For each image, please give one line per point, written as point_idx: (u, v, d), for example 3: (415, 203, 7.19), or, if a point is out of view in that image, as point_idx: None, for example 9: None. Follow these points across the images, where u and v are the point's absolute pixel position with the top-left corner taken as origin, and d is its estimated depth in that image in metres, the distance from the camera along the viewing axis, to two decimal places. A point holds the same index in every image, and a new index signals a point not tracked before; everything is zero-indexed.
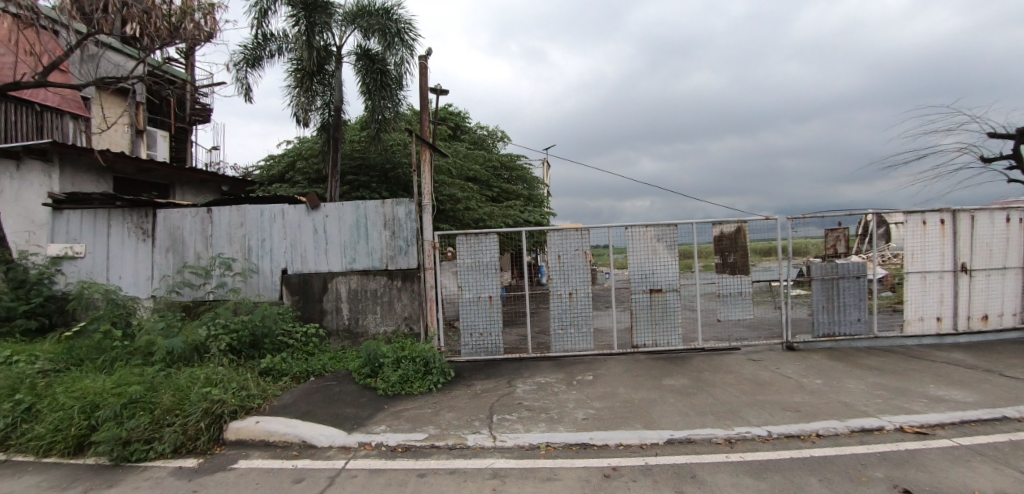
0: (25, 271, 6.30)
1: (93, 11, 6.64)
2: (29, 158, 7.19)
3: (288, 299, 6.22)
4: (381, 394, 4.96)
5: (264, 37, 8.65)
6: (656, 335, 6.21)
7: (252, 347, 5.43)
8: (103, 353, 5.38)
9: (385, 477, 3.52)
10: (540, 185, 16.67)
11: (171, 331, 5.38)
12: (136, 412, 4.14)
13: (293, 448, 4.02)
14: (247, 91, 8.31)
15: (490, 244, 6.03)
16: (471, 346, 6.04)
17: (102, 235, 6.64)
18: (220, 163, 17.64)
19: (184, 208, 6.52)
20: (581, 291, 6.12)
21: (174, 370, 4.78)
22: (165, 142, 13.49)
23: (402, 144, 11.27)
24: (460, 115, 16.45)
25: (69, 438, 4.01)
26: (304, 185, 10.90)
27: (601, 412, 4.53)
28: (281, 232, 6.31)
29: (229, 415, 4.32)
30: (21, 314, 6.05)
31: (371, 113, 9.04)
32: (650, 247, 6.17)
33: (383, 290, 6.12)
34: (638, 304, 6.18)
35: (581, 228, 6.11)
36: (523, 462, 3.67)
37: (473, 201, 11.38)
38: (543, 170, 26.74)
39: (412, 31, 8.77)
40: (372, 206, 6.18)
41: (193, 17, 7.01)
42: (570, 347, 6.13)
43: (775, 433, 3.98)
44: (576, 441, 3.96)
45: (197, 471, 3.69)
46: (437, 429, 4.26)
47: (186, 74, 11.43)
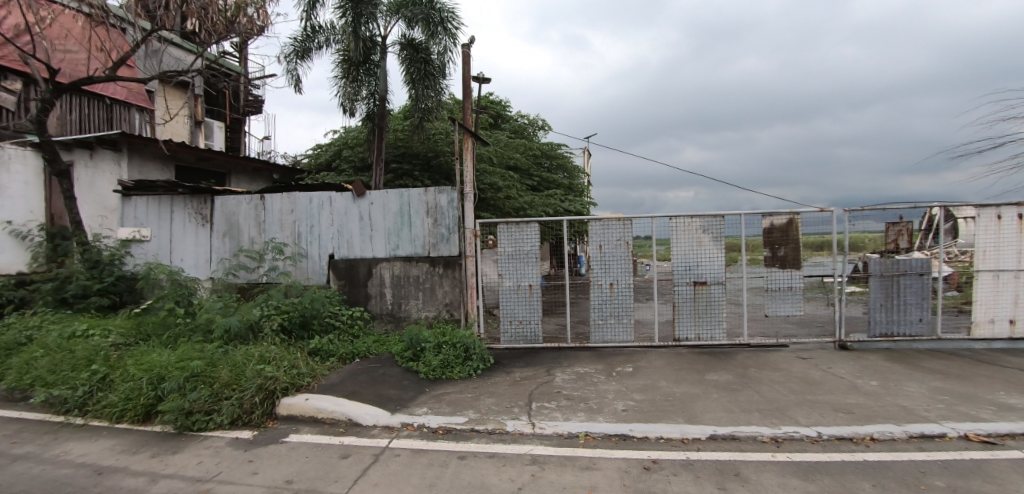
0: (99, 252, 6.78)
1: (156, 8, 7.00)
2: (101, 148, 7.82)
3: (335, 283, 6.43)
4: (423, 378, 5.06)
5: (313, 29, 8.90)
6: (700, 328, 6.03)
7: (301, 328, 5.67)
8: (168, 329, 5.75)
9: (426, 457, 3.60)
10: (580, 175, 16.45)
11: (228, 311, 5.66)
12: (197, 385, 4.42)
13: (340, 425, 4.18)
14: (297, 82, 8.61)
15: (531, 233, 6.01)
16: (511, 333, 6.06)
17: (166, 220, 7.10)
18: (272, 152, 18.47)
19: (240, 195, 6.84)
20: (622, 282, 6.02)
21: (231, 348, 5.05)
22: (222, 133, 14.21)
23: (445, 132, 11.44)
24: (502, 103, 16.43)
25: (138, 407, 4.34)
26: (350, 174, 11.26)
27: (642, 404, 4.46)
28: (328, 219, 6.52)
29: (281, 392, 4.53)
30: (95, 292, 6.54)
31: (415, 102, 9.18)
32: (695, 239, 5.97)
33: (425, 276, 6.22)
34: (681, 297, 6.02)
35: (623, 218, 6.00)
36: (562, 450, 3.66)
37: (514, 190, 11.39)
38: (585, 159, 26.39)
39: (455, 20, 8.75)
40: (415, 194, 6.29)
41: (246, 12, 7.28)
42: (610, 338, 6.06)
43: (826, 435, 3.79)
44: (615, 432, 3.91)
45: (252, 442, 3.91)
46: (477, 414, 4.32)
47: (240, 67, 11.95)
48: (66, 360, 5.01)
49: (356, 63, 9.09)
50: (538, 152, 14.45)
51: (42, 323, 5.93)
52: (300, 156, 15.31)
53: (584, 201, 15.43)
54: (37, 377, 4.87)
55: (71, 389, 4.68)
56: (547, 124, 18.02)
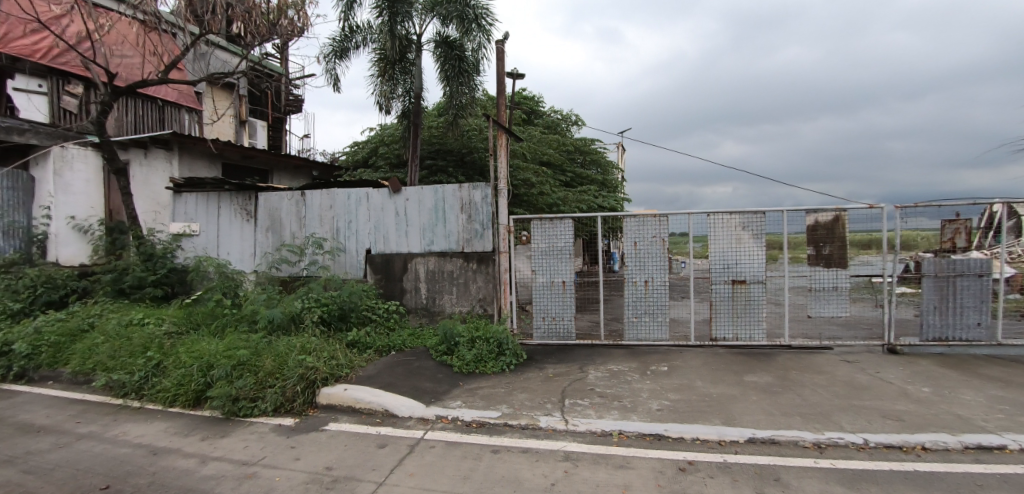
0: (153, 246, 7.18)
1: (204, 13, 7.30)
2: (154, 147, 8.29)
3: (371, 277, 6.59)
4: (457, 372, 5.13)
5: (351, 29, 9.12)
6: (739, 328, 5.86)
7: (340, 320, 5.84)
8: (216, 319, 6.02)
9: (460, 450, 3.65)
10: (614, 171, 16.21)
11: (272, 302, 5.88)
12: (243, 373, 4.62)
13: (377, 416, 4.29)
14: (335, 81, 8.84)
15: (564, 229, 5.97)
16: (544, 330, 6.06)
17: (213, 216, 7.45)
18: (311, 150, 19.09)
19: (282, 191, 7.10)
20: (657, 279, 5.91)
21: (274, 338, 5.24)
22: (264, 132, 14.77)
23: (479, 129, 11.52)
24: (534, 99, 16.38)
25: (189, 392, 4.58)
26: (386, 171, 11.50)
27: (677, 404, 4.37)
28: (365, 215, 6.69)
29: (321, 382, 4.67)
30: (150, 283, 6.93)
31: (449, 98, 9.27)
32: (733, 236, 5.80)
33: (459, 272, 6.29)
34: (719, 295, 5.87)
35: (659, 215, 5.89)
36: (595, 448, 3.63)
37: (547, 186, 11.35)
38: (619, 155, 25.98)
39: (489, 16, 8.79)
40: (449, 190, 6.35)
41: (288, 14, 7.54)
42: (644, 336, 5.97)
43: (874, 442, 3.61)
44: (650, 431, 3.85)
45: (294, 429, 4.06)
46: (510, 408, 4.34)
47: (281, 68, 12.37)
48: (124, 347, 5.34)
49: (392, 61, 9.26)
50: (572, 148, 14.33)
51: (104, 312, 6.34)
52: (337, 154, 15.75)
53: (618, 197, 15.21)
54: (99, 363, 5.22)
55: (129, 374, 4.99)
56: (581, 119, 17.83)
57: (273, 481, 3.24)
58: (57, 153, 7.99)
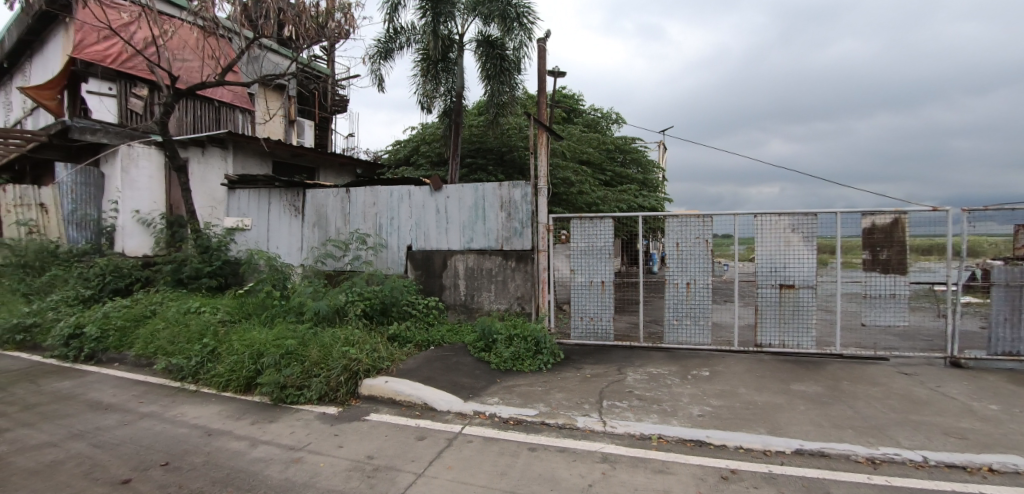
0: (209, 239, 7.62)
1: (258, 17, 7.63)
2: (211, 146, 8.80)
3: (412, 273, 6.75)
4: (495, 368, 5.17)
5: (395, 30, 9.32)
6: (786, 334, 5.63)
7: (381, 314, 6.00)
8: (265, 310, 6.30)
9: (497, 446, 3.67)
10: (655, 169, 15.88)
11: (318, 295, 6.10)
12: (291, 362, 4.83)
13: (417, 409, 4.37)
14: (380, 82, 9.08)
15: (604, 228, 5.88)
16: (582, 329, 6.00)
17: (264, 211, 7.82)
18: (355, 148, 19.72)
19: (328, 188, 7.37)
20: (699, 281, 5.77)
21: (320, 330, 5.44)
22: (312, 131, 15.33)
23: (519, 127, 11.53)
24: (574, 97, 16.28)
25: (241, 378, 4.83)
26: (427, 169, 11.73)
27: (720, 410, 4.24)
28: (407, 212, 6.85)
29: (364, 373, 4.82)
30: (206, 274, 7.35)
31: (490, 97, 9.34)
32: (782, 238, 5.57)
33: (499, 269, 6.33)
34: (765, 299, 5.66)
35: (702, 215, 5.75)
36: (634, 451, 3.58)
37: (587, 184, 11.27)
38: (660, 154, 25.34)
39: (531, 15, 8.77)
40: (490, 188, 6.40)
41: (335, 17, 7.82)
42: (685, 339, 5.83)
43: (935, 460, 3.38)
44: (691, 437, 3.75)
45: (338, 417, 4.20)
46: (548, 407, 4.33)
47: (327, 69, 12.80)
48: (182, 333, 5.69)
49: (435, 60, 9.42)
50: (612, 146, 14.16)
51: (164, 300, 6.77)
52: (380, 152, 16.16)
53: (659, 197, 14.89)
54: (160, 347, 5.58)
55: (186, 359, 5.31)
56: (621, 117, 17.58)
57: (317, 466, 3.36)
58: (124, 152, 8.56)
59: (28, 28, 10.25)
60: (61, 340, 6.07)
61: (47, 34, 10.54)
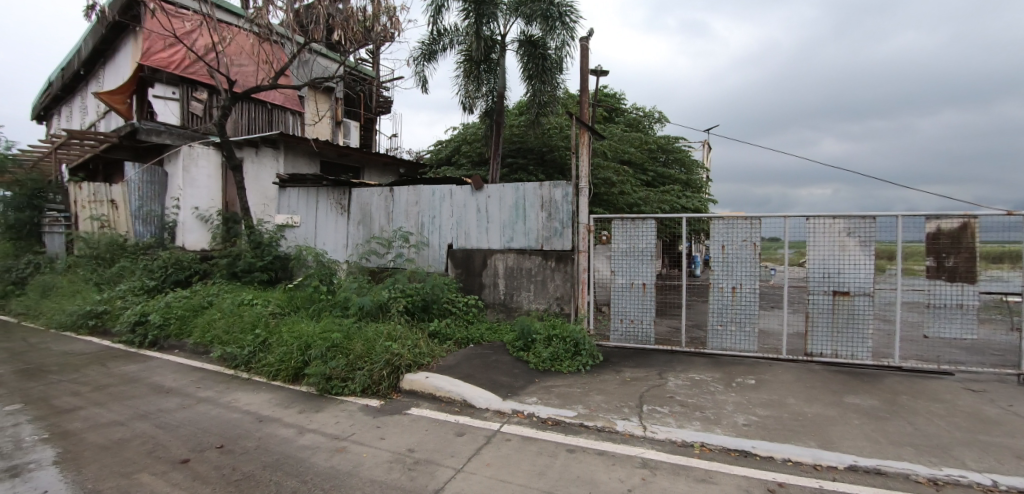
0: (261, 235, 8.02)
1: (309, 23, 7.93)
2: (264, 146, 9.27)
3: (452, 272, 6.88)
4: (533, 368, 5.19)
5: (439, 32, 9.49)
6: (840, 344, 5.35)
7: (423, 310, 6.13)
8: (313, 303, 6.57)
9: (536, 446, 3.68)
10: (699, 170, 15.44)
11: (362, 291, 6.31)
12: (336, 354, 5.02)
13: (456, 405, 4.45)
14: (423, 83, 9.26)
15: (646, 229, 5.76)
16: (621, 332, 5.91)
17: (313, 209, 8.18)
18: (397, 148, 20.23)
19: (372, 187, 7.61)
20: (746, 286, 5.59)
21: (364, 324, 5.63)
22: (358, 131, 15.82)
23: (560, 127, 11.49)
24: (616, 96, 16.06)
25: (290, 368, 5.06)
26: (468, 168, 11.89)
27: (766, 420, 4.07)
28: (448, 211, 6.99)
29: (405, 368, 4.94)
30: (258, 268, 7.74)
31: (532, 97, 9.34)
32: (836, 243, 5.30)
33: (538, 269, 6.34)
34: (817, 307, 5.40)
35: (750, 217, 5.62)
36: (675, 458, 3.49)
37: (628, 185, 11.12)
38: (705, 153, 24.55)
39: (573, 13, 8.75)
40: (530, 187, 6.41)
41: (382, 21, 8.05)
42: (729, 346, 5.67)
43: (1007, 485, 3.11)
44: (735, 446, 3.62)
45: (380, 410, 4.33)
46: (586, 409, 4.30)
47: (372, 71, 13.19)
48: (236, 323, 6.02)
49: (477, 62, 9.54)
50: (654, 146, 13.89)
51: (220, 292, 7.17)
52: (421, 151, 16.48)
53: (704, 198, 14.47)
54: (216, 336, 5.92)
55: (240, 348, 5.61)
56: (664, 116, 17.18)
57: (360, 456, 3.48)
58: (186, 152, 9.06)
59: (102, 38, 11.07)
60: (128, 327, 6.56)
61: (118, 43, 11.36)
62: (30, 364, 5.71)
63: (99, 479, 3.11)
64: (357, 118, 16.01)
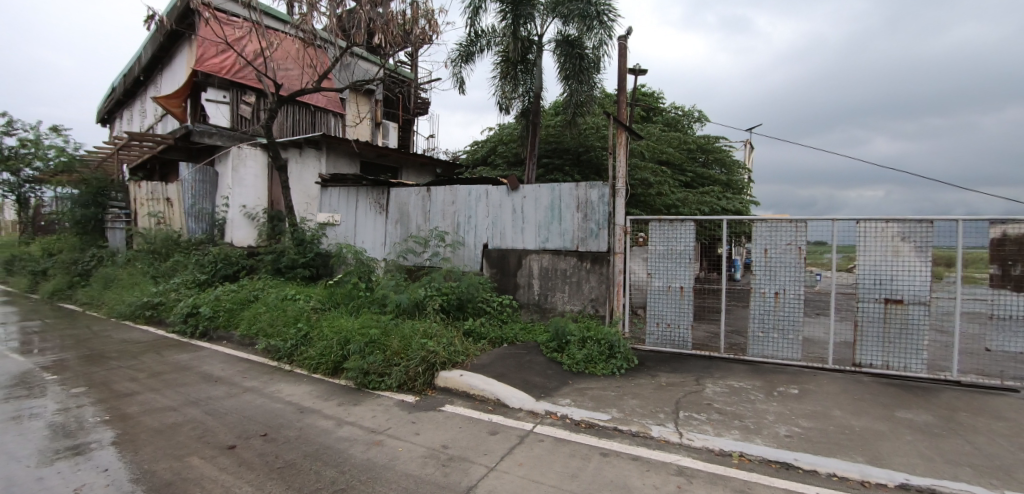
0: (304, 233, 8.34)
1: (351, 27, 8.14)
2: (308, 147, 9.65)
3: (488, 271, 6.96)
4: (567, 370, 5.18)
5: (476, 34, 9.58)
6: (891, 355, 5.07)
7: (458, 309, 6.21)
8: (352, 299, 6.77)
9: (568, 448, 3.66)
10: (740, 170, 14.94)
11: (399, 289, 6.47)
12: (374, 350, 5.17)
13: (490, 404, 4.48)
14: (461, 84, 9.38)
15: (685, 232, 5.63)
16: (657, 336, 5.80)
17: (353, 208, 8.46)
18: (434, 148, 20.60)
19: (410, 186, 7.78)
20: (790, 291, 5.39)
21: (401, 321, 5.76)
22: (396, 132, 16.18)
23: (597, 127, 11.42)
24: (654, 96, 15.80)
25: (330, 362, 5.24)
26: (504, 168, 11.97)
27: (810, 432, 3.89)
28: (484, 211, 7.06)
29: (440, 365, 5.01)
30: (301, 264, 8.05)
31: (568, 97, 9.31)
32: (889, 248, 5.03)
33: (573, 270, 6.30)
34: (866, 315, 5.15)
35: (795, 220, 5.42)
36: (712, 466, 3.40)
37: (666, 186, 10.93)
38: (746, 154, 23.75)
39: (611, 12, 8.66)
40: (567, 188, 6.38)
41: (420, 24, 8.24)
42: (771, 353, 5.49)
43: None
44: (777, 458, 3.48)
45: (415, 406, 4.42)
46: (620, 413, 4.24)
47: (411, 73, 13.47)
48: (280, 317, 6.29)
49: (514, 62, 9.58)
50: (694, 146, 13.56)
51: (265, 287, 7.50)
52: (457, 152, 16.69)
53: (745, 199, 14.00)
54: (262, 329, 6.21)
55: (283, 341, 5.86)
56: (704, 115, 16.71)
57: (395, 450, 3.56)
58: (235, 153, 9.56)
59: (160, 45, 11.77)
60: (181, 317, 6.97)
61: (174, 49, 12.07)
62: (94, 351, 6.15)
63: (154, 460, 3.32)
64: (395, 119, 16.38)
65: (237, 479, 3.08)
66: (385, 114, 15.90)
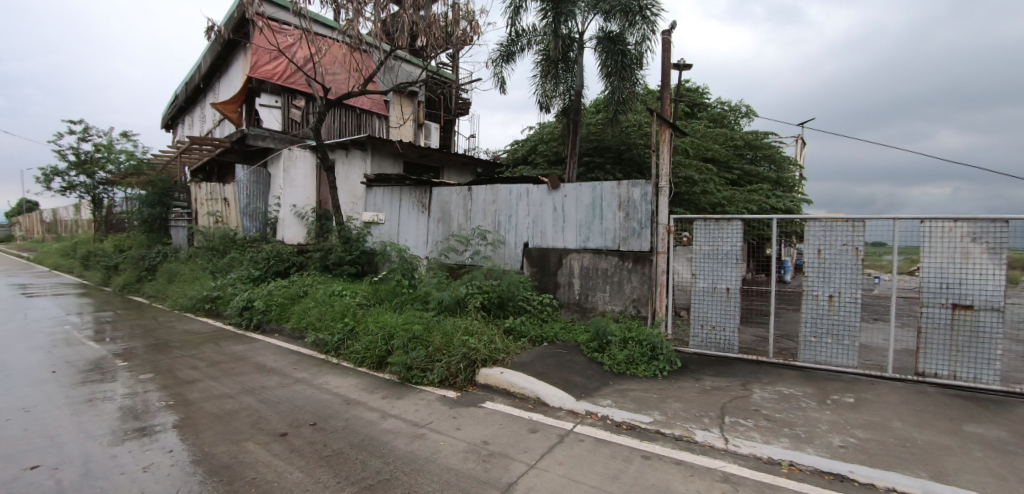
0: (350, 231, 8.70)
1: (394, 31, 8.36)
2: (354, 148, 10.02)
3: (528, 270, 7.00)
4: (608, 370, 5.14)
5: (517, 33, 9.64)
6: (960, 364, 4.72)
7: (499, 307, 6.30)
8: (395, 296, 6.98)
9: (609, 449, 3.65)
10: (791, 167, 14.28)
11: (441, 286, 6.62)
12: (417, 346, 5.33)
13: (530, 402, 4.52)
14: (502, 83, 9.47)
15: (732, 231, 5.44)
16: (702, 338, 5.66)
17: (396, 207, 8.73)
18: (473, 148, 20.89)
19: (452, 186, 7.94)
20: (846, 294, 5.13)
21: (443, 318, 5.90)
22: (438, 132, 16.51)
23: (639, 124, 11.26)
24: (699, 91, 15.38)
25: (375, 356, 5.44)
26: (545, 167, 11.99)
27: (867, 444, 3.69)
28: (525, 210, 7.10)
29: (481, 362, 5.10)
30: (347, 262, 8.38)
31: (610, 95, 9.22)
32: (958, 250, 4.68)
33: (614, 270, 6.25)
34: (930, 321, 4.82)
35: (852, 219, 5.15)
36: (760, 475, 3.28)
37: (712, 184, 10.64)
38: (798, 149, 22.57)
39: (654, 6, 8.49)
40: (608, 187, 6.33)
41: (462, 25, 8.41)
42: (824, 359, 5.24)
43: None
44: (831, 469, 3.32)
45: (457, 401, 4.52)
46: (663, 416, 4.17)
47: (452, 75, 13.72)
48: (328, 312, 6.58)
49: (555, 60, 9.55)
50: (741, 142, 13.09)
51: (313, 283, 7.85)
52: (498, 151, 16.78)
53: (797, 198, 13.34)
54: (311, 323, 6.51)
55: (331, 335, 6.12)
56: (752, 110, 16.06)
57: (438, 444, 3.66)
58: (287, 155, 9.99)
59: (218, 54, 12.50)
60: (237, 311, 7.42)
61: (230, 57, 12.78)
62: (159, 340, 6.64)
63: (214, 444, 3.56)
64: (436, 120, 16.69)
65: (289, 465, 3.26)
66: (426, 115, 16.26)
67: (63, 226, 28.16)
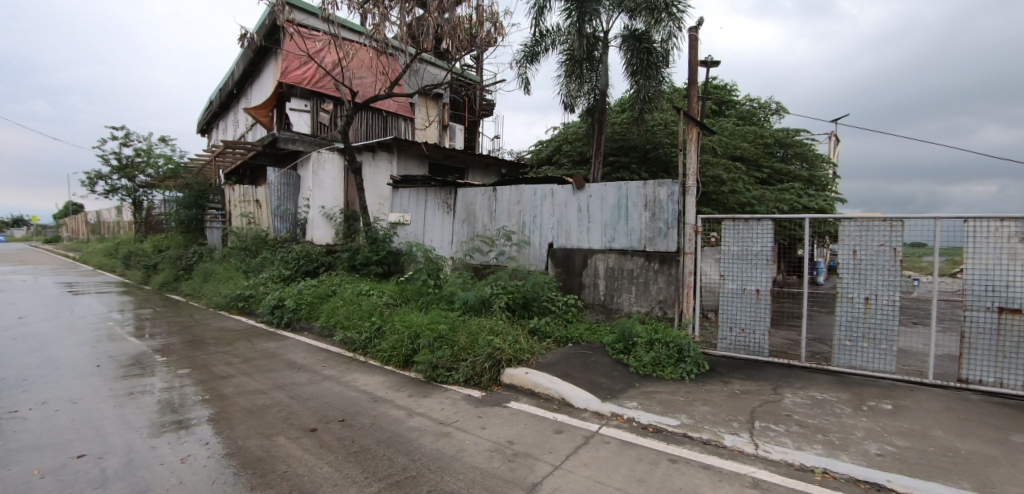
0: (377, 232, 8.88)
1: (419, 34, 8.48)
2: (380, 150, 10.21)
3: (553, 270, 7.01)
4: (634, 372, 5.09)
5: (541, 34, 9.64)
6: (1007, 371, 4.49)
7: (523, 307, 6.32)
8: (421, 295, 7.09)
9: (634, 451, 3.62)
10: (825, 165, 13.81)
11: (466, 286, 6.69)
12: (443, 345, 5.40)
13: (555, 402, 4.52)
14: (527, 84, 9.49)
15: (761, 231, 5.32)
16: (731, 341, 5.54)
17: (422, 207, 8.87)
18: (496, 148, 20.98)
19: (477, 186, 8.01)
20: (883, 297, 4.94)
21: (468, 318, 5.97)
22: (462, 134, 16.67)
23: (665, 123, 11.12)
24: (727, 88, 15.05)
25: (402, 355, 5.54)
26: (569, 167, 11.97)
27: (906, 452, 3.55)
28: (549, 211, 7.11)
29: (506, 362, 5.13)
30: (374, 262, 8.56)
31: (636, 93, 9.15)
32: (1006, 250, 4.46)
33: (640, 271, 6.19)
34: (975, 325, 4.60)
35: (890, 219, 4.96)
36: (792, 482, 3.20)
37: (740, 183, 10.41)
38: (832, 147, 21.77)
39: (681, 2, 8.36)
40: (634, 187, 6.27)
41: (485, 27, 8.49)
42: (860, 364, 5.07)
43: None
44: (867, 478, 3.21)
45: (482, 401, 4.56)
46: (691, 419, 4.11)
47: (476, 77, 13.85)
48: (356, 311, 6.73)
49: (579, 60, 9.52)
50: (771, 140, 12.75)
51: (342, 282, 8.04)
52: (522, 151, 16.80)
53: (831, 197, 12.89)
54: (339, 321, 6.68)
55: (359, 333, 6.26)
56: (782, 106, 15.61)
57: (463, 442, 3.71)
58: (316, 157, 10.24)
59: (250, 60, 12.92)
60: (269, 309, 7.66)
61: (262, 63, 13.20)
62: (195, 337, 6.92)
63: (247, 438, 3.69)
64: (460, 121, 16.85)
65: (319, 459, 3.36)
66: (451, 116, 16.43)
67: (106, 227, 29.63)
